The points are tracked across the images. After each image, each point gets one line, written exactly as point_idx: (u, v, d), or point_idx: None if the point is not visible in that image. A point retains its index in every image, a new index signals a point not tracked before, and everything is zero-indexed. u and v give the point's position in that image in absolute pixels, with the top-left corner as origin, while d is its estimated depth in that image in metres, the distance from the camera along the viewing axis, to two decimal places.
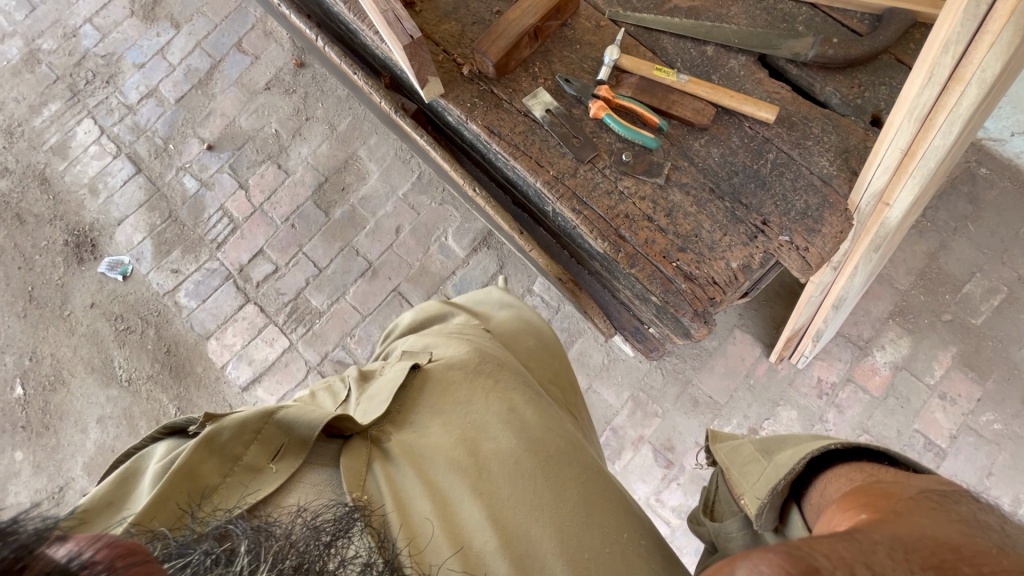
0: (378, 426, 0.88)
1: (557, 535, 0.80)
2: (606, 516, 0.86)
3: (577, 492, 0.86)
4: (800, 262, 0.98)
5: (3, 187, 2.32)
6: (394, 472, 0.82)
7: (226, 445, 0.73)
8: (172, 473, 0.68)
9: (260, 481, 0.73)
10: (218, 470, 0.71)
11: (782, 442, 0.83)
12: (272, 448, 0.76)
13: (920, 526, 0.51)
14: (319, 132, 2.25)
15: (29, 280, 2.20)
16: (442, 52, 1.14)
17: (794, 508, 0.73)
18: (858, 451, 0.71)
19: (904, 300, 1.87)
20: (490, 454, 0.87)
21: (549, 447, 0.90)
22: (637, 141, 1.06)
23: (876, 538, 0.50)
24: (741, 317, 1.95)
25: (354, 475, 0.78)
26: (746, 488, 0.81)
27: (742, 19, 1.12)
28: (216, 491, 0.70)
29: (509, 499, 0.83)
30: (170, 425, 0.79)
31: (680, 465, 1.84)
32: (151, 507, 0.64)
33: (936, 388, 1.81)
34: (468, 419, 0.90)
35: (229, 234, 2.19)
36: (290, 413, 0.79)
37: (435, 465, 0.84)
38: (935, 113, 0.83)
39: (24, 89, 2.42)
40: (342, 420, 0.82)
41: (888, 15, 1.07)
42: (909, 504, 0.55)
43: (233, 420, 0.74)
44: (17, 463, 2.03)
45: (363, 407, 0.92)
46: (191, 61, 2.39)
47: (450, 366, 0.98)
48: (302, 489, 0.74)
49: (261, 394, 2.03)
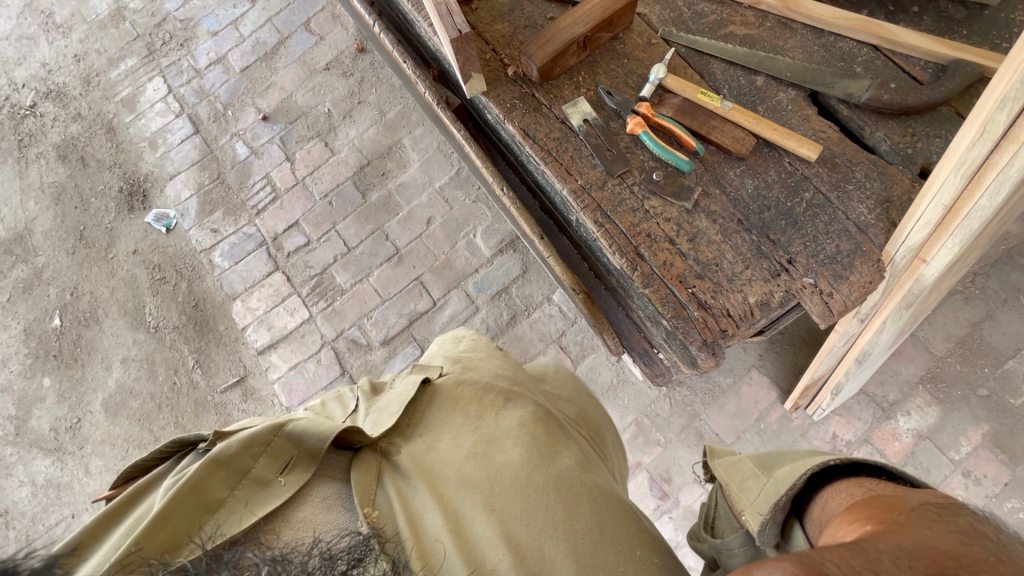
0: (387, 439, 0.91)
1: (571, 554, 0.81)
2: (620, 537, 0.86)
3: (590, 511, 0.87)
4: (822, 307, 0.95)
5: (74, 131, 2.47)
6: (404, 486, 0.84)
7: (234, 459, 0.76)
8: (178, 487, 0.70)
9: (269, 493, 0.75)
10: (226, 484, 0.74)
11: (781, 459, 0.86)
12: (281, 461, 0.79)
13: (925, 536, 0.54)
14: (368, 116, 2.31)
15: (83, 220, 2.34)
16: (490, 51, 1.16)
17: (796, 523, 0.75)
18: (857, 466, 0.73)
19: (938, 366, 1.78)
20: (502, 468, 0.87)
21: (560, 461, 0.91)
22: (671, 161, 1.04)
23: (882, 548, 0.53)
24: (761, 357, 1.88)
25: (364, 489, 0.80)
26: (746, 505, 0.84)
27: (798, 53, 1.10)
28: (222, 506, 0.72)
29: (521, 514, 0.83)
30: (180, 440, 0.84)
31: (675, 498, 1.80)
32: (153, 522, 0.67)
33: (960, 465, 1.71)
34: (478, 434, 0.92)
35: (270, 203, 2.26)
36: (298, 426, 0.82)
37: (446, 479, 0.85)
38: (984, 171, 0.79)
39: (107, 43, 2.58)
40: (350, 433, 0.85)
41: (954, 66, 1.02)
42: (912, 515, 0.58)
43: (241, 435, 0.78)
44: (43, 389, 2.15)
45: (372, 418, 0.95)
46: (261, 35, 2.50)
47: (459, 381, 1.01)
48: (311, 504, 0.76)
49: (275, 360, 2.09)
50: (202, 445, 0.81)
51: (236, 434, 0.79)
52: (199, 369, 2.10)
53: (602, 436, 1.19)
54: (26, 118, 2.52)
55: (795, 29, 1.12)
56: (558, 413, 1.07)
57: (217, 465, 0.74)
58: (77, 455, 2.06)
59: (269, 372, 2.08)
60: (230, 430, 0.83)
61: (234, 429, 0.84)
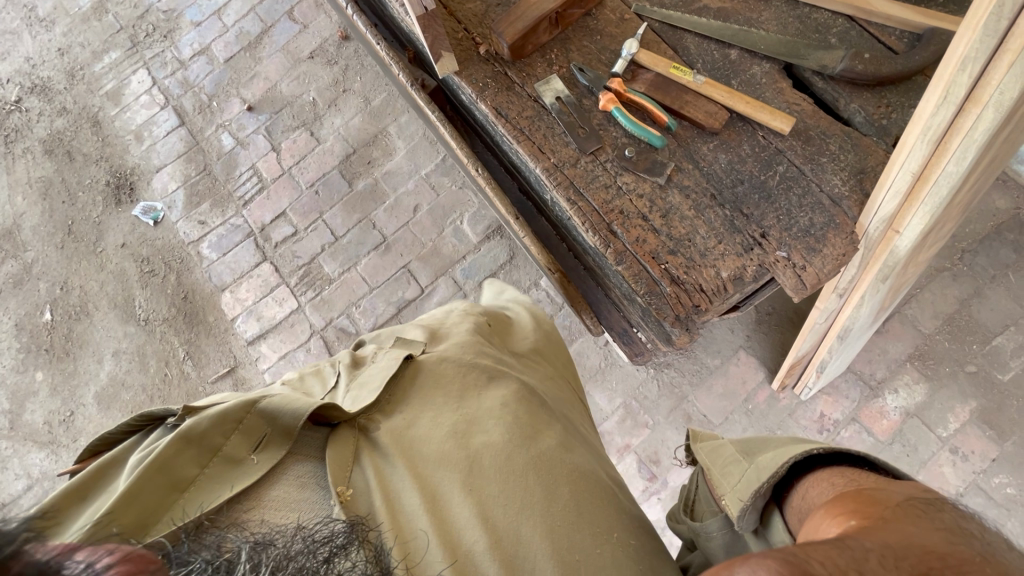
0: (367, 415, 0.90)
1: (548, 537, 0.81)
2: (598, 518, 0.86)
3: (569, 491, 0.86)
4: (795, 281, 0.94)
5: (60, 125, 2.46)
6: (382, 465, 0.84)
7: (206, 436, 0.76)
8: (147, 464, 0.70)
9: (242, 471, 0.75)
10: (197, 462, 0.74)
11: (763, 445, 0.85)
12: (254, 439, 0.78)
13: (909, 534, 0.53)
14: (354, 104, 2.30)
15: (71, 215, 2.34)
16: (462, 30, 1.14)
17: (776, 511, 0.75)
18: (837, 456, 0.73)
19: (925, 344, 1.77)
20: (482, 448, 0.87)
21: (541, 442, 0.90)
22: (643, 137, 1.04)
23: (868, 546, 0.51)
24: (748, 339, 1.88)
25: (339, 466, 0.80)
26: (726, 489, 0.83)
27: (773, 25, 1.08)
28: (193, 484, 0.72)
29: (499, 495, 0.83)
30: (148, 414, 0.83)
31: (664, 479, 1.81)
32: (122, 499, 0.67)
33: (948, 442, 1.71)
34: (460, 413, 0.92)
35: (256, 193, 2.26)
36: (272, 403, 0.81)
37: (426, 458, 0.85)
38: (950, 136, 0.78)
39: (91, 36, 2.56)
40: (328, 410, 0.85)
41: (929, 35, 1.01)
42: (896, 511, 0.57)
43: (212, 412, 0.77)
44: (36, 383, 2.16)
45: (352, 395, 0.94)
46: (244, 24, 2.48)
47: (442, 358, 1.01)
48: (284, 484, 0.77)
49: (265, 350, 2.10)
50: (172, 420, 0.80)
51: (207, 410, 0.78)
52: (190, 360, 2.11)
53: (588, 418, 1.20)
54: (12, 113, 2.52)
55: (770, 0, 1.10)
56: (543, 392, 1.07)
57: (187, 443, 0.74)
58: (72, 447, 2.07)
59: (259, 362, 2.09)
60: (200, 405, 0.82)
61: (206, 403, 0.83)
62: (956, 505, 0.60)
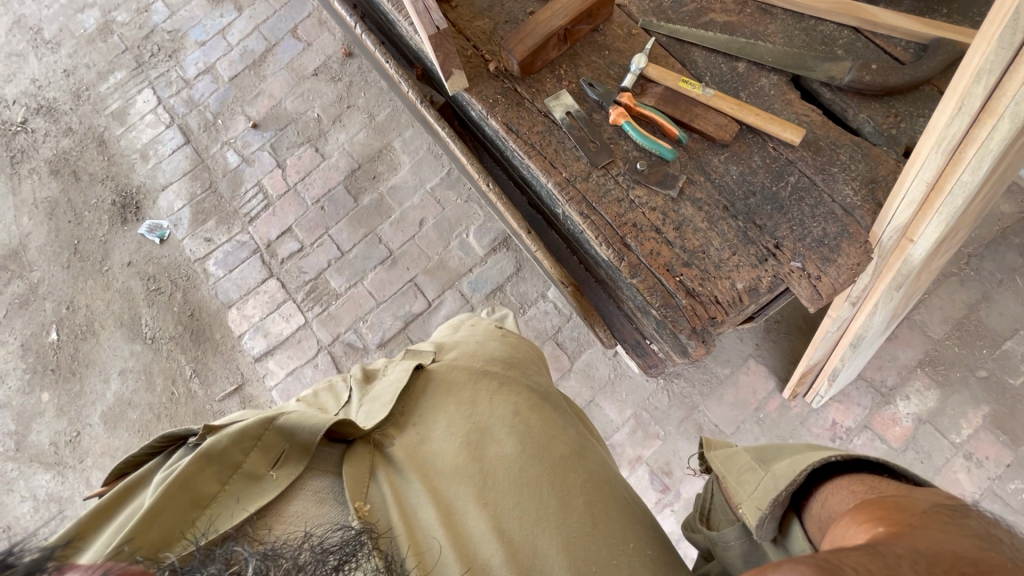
0: (381, 431, 0.89)
1: (563, 548, 0.80)
2: (613, 528, 0.85)
3: (582, 502, 0.86)
4: (811, 291, 0.94)
5: (66, 145, 2.48)
6: (397, 479, 0.83)
7: (226, 454, 0.75)
8: (169, 482, 0.69)
9: (262, 488, 0.75)
10: (217, 479, 0.73)
11: (778, 453, 0.84)
12: (273, 455, 0.78)
13: (941, 540, 0.53)
14: (358, 120, 2.31)
15: (76, 234, 2.34)
16: (471, 47, 1.16)
17: (795, 520, 0.74)
18: (856, 462, 0.73)
19: (935, 349, 1.77)
20: (495, 459, 0.87)
21: (554, 452, 0.90)
22: (654, 150, 1.04)
23: (901, 552, 0.51)
24: (758, 347, 1.88)
25: (356, 482, 0.79)
26: (743, 497, 0.81)
27: (780, 38, 1.10)
28: (214, 502, 0.71)
29: (514, 506, 0.82)
30: (169, 435, 0.82)
31: (677, 491, 1.79)
32: (145, 518, 0.66)
33: (962, 448, 1.70)
34: (473, 423, 0.91)
35: (262, 210, 2.27)
36: (290, 419, 0.81)
37: (439, 471, 0.85)
38: (964, 146, 0.79)
39: (96, 57, 2.59)
40: (342, 426, 0.84)
41: (935, 45, 1.02)
42: (924, 517, 0.56)
43: (232, 429, 0.76)
44: (42, 404, 2.15)
45: (365, 411, 0.93)
46: (248, 43, 2.50)
47: (452, 366, 1.00)
48: (303, 498, 0.76)
49: (272, 367, 2.09)
50: (192, 439, 0.79)
51: (227, 428, 0.78)
52: (196, 378, 2.10)
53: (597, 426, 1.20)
54: (18, 134, 2.53)
55: (775, 14, 1.12)
56: (553, 399, 1.06)
57: (208, 460, 0.73)
58: (78, 468, 2.06)
59: (267, 378, 2.08)
60: (221, 423, 0.81)
61: (226, 422, 0.83)
62: (984, 515, 0.59)
